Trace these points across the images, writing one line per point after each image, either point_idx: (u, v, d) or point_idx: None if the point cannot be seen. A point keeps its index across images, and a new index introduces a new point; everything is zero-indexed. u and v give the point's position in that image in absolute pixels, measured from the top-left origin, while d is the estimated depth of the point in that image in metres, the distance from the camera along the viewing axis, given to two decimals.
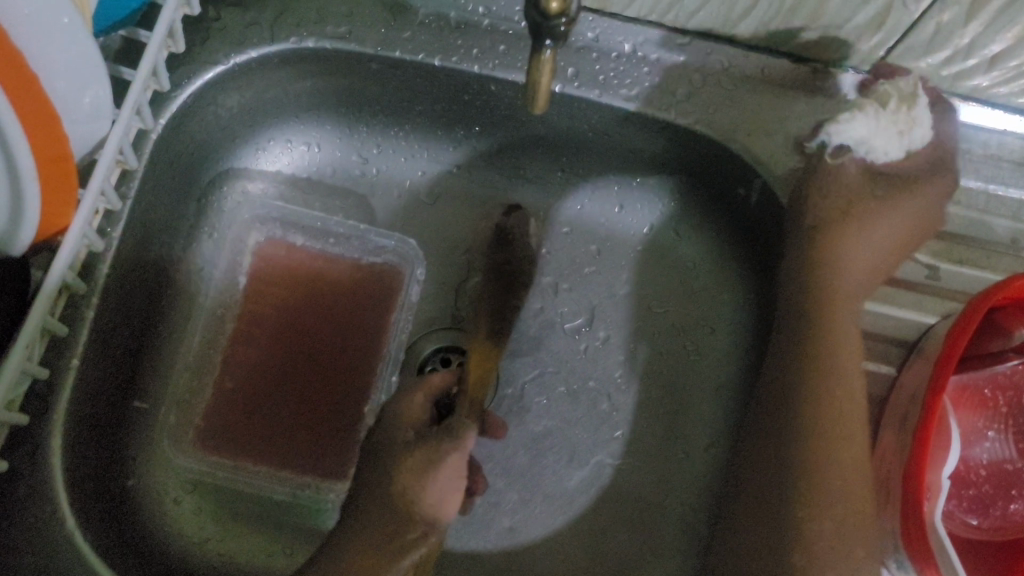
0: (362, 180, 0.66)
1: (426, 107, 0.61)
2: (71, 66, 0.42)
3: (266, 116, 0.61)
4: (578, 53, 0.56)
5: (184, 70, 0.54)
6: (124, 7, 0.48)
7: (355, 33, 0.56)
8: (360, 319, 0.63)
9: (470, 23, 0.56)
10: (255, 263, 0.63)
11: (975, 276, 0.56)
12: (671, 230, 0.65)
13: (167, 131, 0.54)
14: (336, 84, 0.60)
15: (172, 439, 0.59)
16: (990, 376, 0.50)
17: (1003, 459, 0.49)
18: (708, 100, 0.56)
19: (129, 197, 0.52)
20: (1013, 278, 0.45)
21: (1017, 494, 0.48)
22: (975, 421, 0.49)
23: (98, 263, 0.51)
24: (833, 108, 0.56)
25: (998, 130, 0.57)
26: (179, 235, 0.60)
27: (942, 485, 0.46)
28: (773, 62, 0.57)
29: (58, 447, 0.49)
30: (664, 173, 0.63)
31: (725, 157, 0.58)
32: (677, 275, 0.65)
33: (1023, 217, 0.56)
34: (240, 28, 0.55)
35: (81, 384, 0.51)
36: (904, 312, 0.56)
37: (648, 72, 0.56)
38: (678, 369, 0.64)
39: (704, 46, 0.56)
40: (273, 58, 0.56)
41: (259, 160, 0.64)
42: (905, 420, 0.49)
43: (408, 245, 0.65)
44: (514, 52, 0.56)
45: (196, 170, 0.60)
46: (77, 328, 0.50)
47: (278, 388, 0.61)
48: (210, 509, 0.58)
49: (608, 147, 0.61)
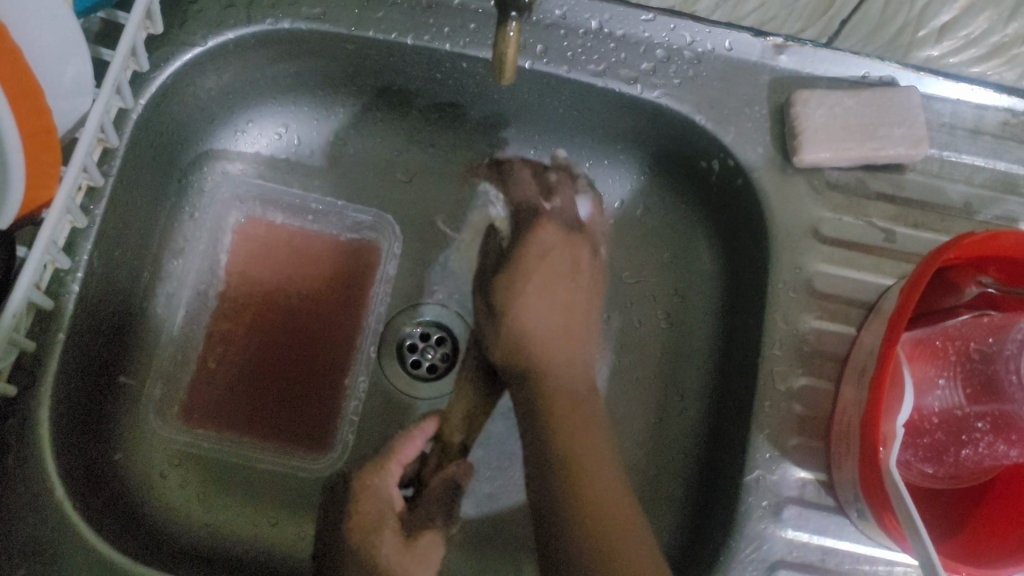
0: (340, 159, 0.67)
1: (400, 87, 0.63)
2: (51, 41, 0.43)
3: (244, 97, 0.63)
4: (547, 31, 0.58)
5: (164, 52, 0.55)
6: None
7: (329, 14, 0.57)
8: (340, 294, 0.65)
9: (442, 2, 0.58)
10: (235, 240, 0.65)
11: (931, 238, 0.58)
12: (644, 203, 0.67)
13: (147, 111, 0.55)
14: (313, 65, 0.61)
15: (158, 414, 0.61)
16: (941, 330, 0.51)
17: (955, 405, 0.48)
18: (672, 74, 0.58)
19: (111, 174, 0.53)
20: (962, 238, 0.46)
21: (969, 441, 0.48)
22: (928, 370, 0.50)
23: (81, 239, 0.52)
24: (792, 81, 0.59)
25: (953, 99, 0.59)
26: (161, 215, 0.61)
27: (897, 434, 0.47)
28: (736, 36, 0.59)
29: (44, 419, 0.50)
30: (631, 147, 0.65)
31: (691, 129, 0.59)
32: (648, 246, 0.67)
33: (975, 182, 0.59)
34: (217, 10, 0.56)
35: (67, 358, 0.52)
36: (861, 274, 0.57)
37: (615, 48, 0.58)
38: (651, 339, 0.65)
39: (668, 22, 0.58)
40: (249, 39, 0.57)
41: (238, 142, 0.65)
42: (864, 373, 0.51)
43: (385, 220, 0.67)
44: (484, 30, 0.58)
45: (176, 151, 0.61)
46: (62, 302, 0.51)
47: (260, 362, 0.63)
48: (196, 482, 0.60)
49: (578, 122, 0.63)
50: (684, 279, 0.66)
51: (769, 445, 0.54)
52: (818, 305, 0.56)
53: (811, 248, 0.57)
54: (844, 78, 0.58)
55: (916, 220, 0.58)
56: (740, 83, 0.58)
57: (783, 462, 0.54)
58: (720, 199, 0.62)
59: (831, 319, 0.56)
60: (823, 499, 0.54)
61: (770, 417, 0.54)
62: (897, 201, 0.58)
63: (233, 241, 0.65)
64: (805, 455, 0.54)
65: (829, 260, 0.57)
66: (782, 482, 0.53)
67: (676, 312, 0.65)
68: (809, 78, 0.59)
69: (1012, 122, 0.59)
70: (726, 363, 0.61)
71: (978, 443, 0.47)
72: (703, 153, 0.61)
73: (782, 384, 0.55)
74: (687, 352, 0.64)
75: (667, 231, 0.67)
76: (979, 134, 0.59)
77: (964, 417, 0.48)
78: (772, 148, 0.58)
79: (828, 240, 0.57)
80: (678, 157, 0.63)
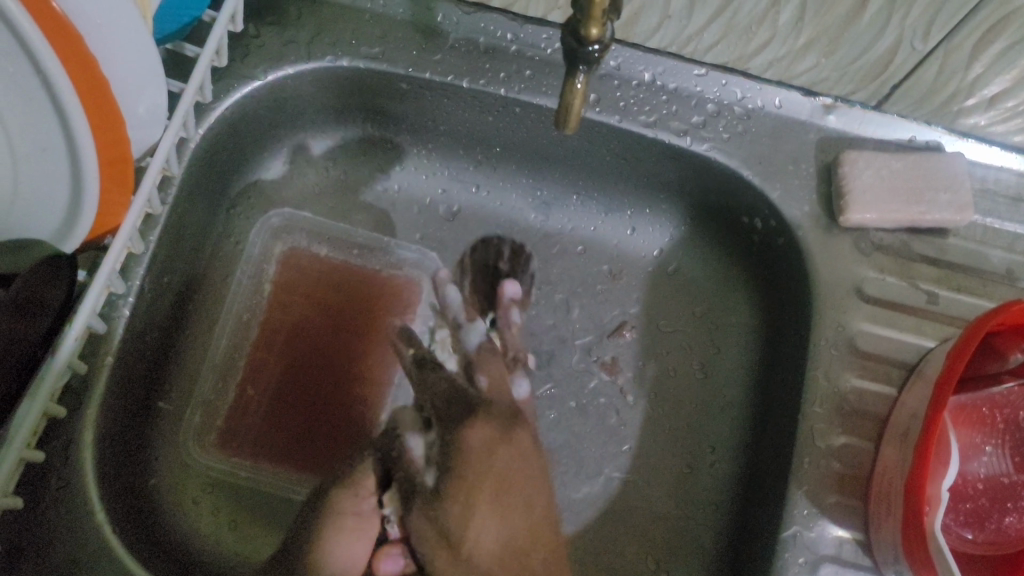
0: (384, 195, 0.68)
1: (449, 128, 0.64)
2: (136, 74, 0.44)
3: (294, 129, 0.64)
4: (600, 80, 0.59)
5: (225, 84, 0.56)
6: (175, 21, 0.50)
7: (387, 54, 0.58)
8: (380, 329, 0.65)
9: (498, 48, 0.59)
10: (279, 271, 0.65)
11: (972, 303, 0.58)
12: (682, 254, 0.68)
13: (205, 141, 0.56)
14: (364, 102, 0.62)
15: (196, 439, 0.61)
16: (987, 397, 0.52)
17: (1000, 473, 0.51)
18: (722, 129, 0.59)
19: (168, 202, 0.54)
20: (1009, 305, 0.47)
21: (1012, 508, 0.50)
22: (974, 437, 0.52)
23: (135, 264, 0.53)
24: (838, 143, 0.60)
25: (995, 166, 0.60)
26: (208, 243, 0.62)
27: (942, 498, 0.48)
28: (787, 95, 0.60)
29: (88, 441, 0.50)
30: (675, 197, 0.65)
31: (737, 182, 0.60)
32: (685, 299, 0.67)
33: (1016, 250, 0.59)
34: (278, 45, 0.58)
35: (115, 379, 0.53)
36: (904, 335, 0.57)
37: (666, 101, 0.59)
38: (685, 390, 0.65)
39: (720, 78, 0.59)
40: (308, 75, 0.58)
41: (287, 174, 0.66)
42: (906, 435, 0.51)
43: (428, 257, 0.67)
44: (539, 77, 0.59)
45: (228, 180, 0.62)
46: (113, 325, 0.52)
47: (298, 393, 0.63)
48: (229, 508, 0.60)
49: (622, 171, 0.64)
50: (720, 330, 0.66)
51: (807, 501, 0.54)
52: (860, 363, 0.56)
53: (854, 306, 0.57)
54: (892, 140, 0.60)
55: (958, 284, 0.59)
56: (787, 141, 0.59)
57: (821, 520, 0.53)
58: (761, 252, 0.63)
59: (872, 378, 0.56)
60: (860, 559, 0.53)
61: (810, 473, 0.54)
62: (940, 264, 0.59)
63: (278, 270, 0.65)
64: (843, 513, 0.54)
65: (871, 319, 0.57)
66: (820, 540, 0.53)
67: (711, 363, 0.66)
68: (857, 141, 0.60)
69: None
70: (764, 418, 0.61)
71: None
72: (748, 209, 0.61)
73: (822, 441, 0.55)
74: (721, 403, 0.64)
75: (703, 282, 0.67)
76: (1020, 202, 0.60)
77: (1010, 485, 0.51)
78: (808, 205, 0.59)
79: (872, 299, 0.58)
80: (720, 211, 0.64)
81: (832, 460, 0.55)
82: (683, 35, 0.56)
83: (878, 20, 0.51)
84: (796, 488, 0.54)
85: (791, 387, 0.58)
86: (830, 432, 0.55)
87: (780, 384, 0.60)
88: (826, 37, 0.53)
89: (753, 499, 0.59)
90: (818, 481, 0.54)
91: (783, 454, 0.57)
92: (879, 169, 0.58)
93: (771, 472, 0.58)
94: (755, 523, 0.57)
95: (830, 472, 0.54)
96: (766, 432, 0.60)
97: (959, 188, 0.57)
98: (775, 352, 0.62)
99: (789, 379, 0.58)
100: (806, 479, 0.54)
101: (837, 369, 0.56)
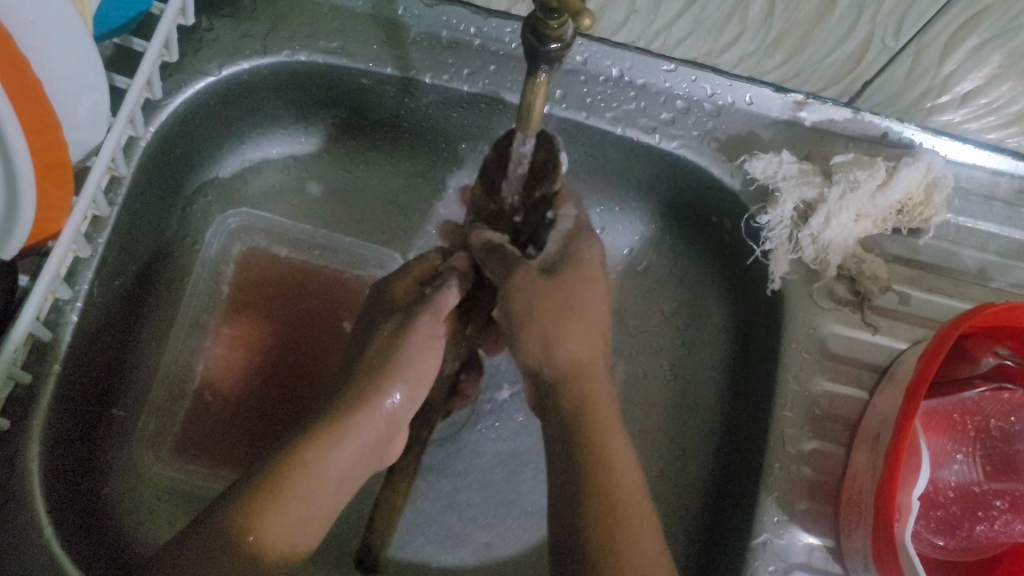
0: (347, 192, 0.66)
1: (412, 124, 0.62)
2: (75, 75, 0.42)
3: (250, 125, 0.61)
4: (567, 77, 0.57)
5: (177, 80, 0.54)
6: (122, 15, 0.48)
7: (347, 48, 0.56)
8: (341, 332, 0.64)
9: (462, 42, 0.57)
10: (237, 272, 0.64)
11: (944, 303, 0.57)
12: (652, 252, 0.66)
13: (156, 139, 0.54)
14: (322, 97, 0.60)
15: (151, 448, 0.59)
16: (958, 403, 0.52)
17: (970, 481, 0.50)
18: (692, 126, 0.58)
19: (117, 203, 0.51)
20: (982, 307, 0.46)
21: (983, 516, 0.49)
22: (944, 444, 0.51)
23: (83, 268, 0.50)
24: (814, 139, 0.58)
25: (968, 164, 0.59)
26: (162, 243, 0.60)
27: (912, 505, 0.47)
28: (757, 91, 0.58)
29: (36, 452, 0.48)
30: (646, 195, 0.64)
31: (706, 179, 0.59)
32: (656, 299, 0.66)
33: (989, 249, 0.59)
34: (233, 38, 0.55)
35: (63, 388, 0.50)
36: (877, 338, 0.56)
37: (634, 97, 0.57)
38: (655, 392, 0.64)
39: (690, 73, 0.57)
40: (264, 70, 0.56)
41: (246, 171, 0.64)
42: (877, 441, 0.50)
43: (391, 258, 0.65)
44: (504, 73, 0.57)
45: (181, 179, 0.60)
46: (60, 331, 0.49)
47: (256, 399, 0.61)
48: (186, 517, 0.58)
49: (590, 167, 0.63)
50: (692, 332, 0.65)
51: (778, 508, 0.53)
52: (831, 366, 0.56)
53: (824, 308, 0.56)
54: (867, 136, 0.58)
55: (930, 284, 0.58)
56: (759, 138, 0.58)
57: (790, 527, 0.52)
58: (728, 253, 0.62)
59: (843, 381, 0.55)
60: (831, 566, 0.52)
61: (780, 479, 0.53)
62: (912, 264, 0.58)
63: (236, 272, 0.64)
64: (813, 520, 0.53)
65: (842, 321, 0.56)
66: (790, 547, 0.52)
67: (682, 365, 0.64)
68: (831, 138, 0.58)
69: None
70: (734, 423, 0.60)
71: (995, 520, 0.48)
72: (718, 209, 0.60)
73: (793, 447, 0.54)
74: (692, 404, 0.63)
75: (671, 280, 0.66)
76: (994, 200, 0.59)
77: (981, 494, 0.49)
78: (761, 218, 0.57)
79: (843, 301, 0.57)
80: (691, 209, 0.63)
81: (804, 466, 0.54)
82: (651, 30, 0.55)
83: (849, 15, 0.49)
84: (766, 495, 0.53)
85: (760, 390, 0.57)
86: (799, 437, 0.54)
87: (749, 384, 0.59)
88: (796, 33, 0.52)
89: (720, 503, 0.58)
90: (787, 487, 0.53)
91: (753, 457, 0.56)
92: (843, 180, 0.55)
93: (740, 474, 0.57)
94: (724, 528, 0.56)
95: (801, 478, 0.53)
96: (735, 435, 0.59)
97: (933, 175, 0.56)
98: (744, 354, 0.61)
99: (759, 382, 0.57)
100: (777, 485, 0.53)
101: (805, 366, 0.55)
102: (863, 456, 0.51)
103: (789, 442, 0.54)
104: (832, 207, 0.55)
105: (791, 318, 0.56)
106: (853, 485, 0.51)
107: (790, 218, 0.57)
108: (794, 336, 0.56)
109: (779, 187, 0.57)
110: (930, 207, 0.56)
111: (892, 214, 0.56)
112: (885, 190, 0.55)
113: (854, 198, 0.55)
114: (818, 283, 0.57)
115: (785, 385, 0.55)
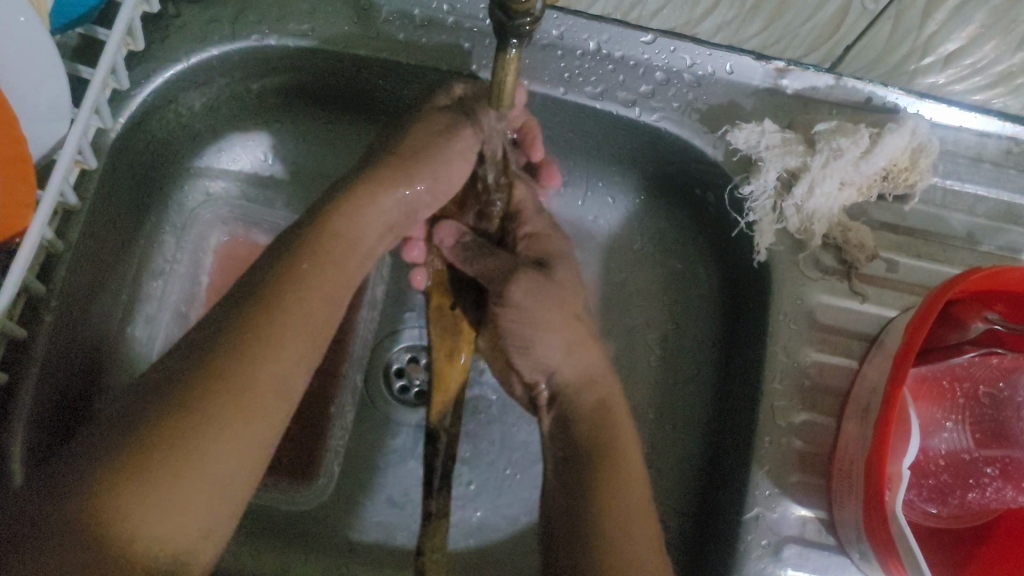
0: (326, 178, 0.65)
1: (387, 106, 0.61)
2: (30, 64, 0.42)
3: (222, 112, 0.60)
4: (543, 51, 0.56)
5: (144, 68, 0.53)
6: (80, 5, 0.46)
7: (317, 31, 0.55)
8: None
9: (434, 20, 0.55)
10: (217, 262, 0.64)
11: (932, 268, 0.57)
12: (637, 226, 0.66)
13: (126, 130, 0.53)
14: (293, 80, 0.59)
15: None
16: (946, 369, 0.51)
17: (961, 449, 0.49)
18: (672, 98, 0.57)
19: (88, 198, 0.50)
20: (972, 272, 0.45)
21: (975, 484, 0.49)
22: (934, 412, 0.50)
23: (58, 265, 0.48)
24: (798, 107, 0.57)
25: (953, 127, 0.57)
26: (139, 234, 0.59)
27: (903, 475, 0.47)
28: (738, 60, 0.57)
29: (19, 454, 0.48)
30: (628, 169, 0.63)
31: (687, 149, 0.58)
32: (645, 272, 0.65)
33: (978, 211, 0.58)
34: (201, 24, 0.54)
35: (41, 386, 0.49)
36: (866, 306, 0.56)
37: (613, 70, 0.56)
38: (644, 367, 0.64)
39: (669, 44, 0.56)
40: (235, 55, 0.55)
41: (222, 160, 0.63)
42: (867, 411, 0.50)
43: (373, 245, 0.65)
44: (479, 50, 0.56)
45: (155, 170, 0.59)
46: (36, 330, 0.48)
47: None
48: None
49: (569, 141, 0.62)
50: (679, 304, 0.64)
51: (769, 481, 0.52)
52: (819, 337, 0.55)
53: (810, 278, 0.56)
54: (847, 101, 0.57)
55: (918, 250, 0.57)
56: (742, 108, 0.57)
57: (783, 499, 0.52)
58: (711, 224, 0.62)
59: (832, 351, 0.55)
60: (825, 538, 0.52)
61: (770, 453, 0.53)
62: (899, 230, 0.57)
63: (215, 263, 0.64)
64: (805, 492, 0.52)
65: (830, 291, 0.56)
66: (782, 520, 0.52)
67: (670, 339, 0.64)
68: (814, 105, 0.57)
69: (1015, 151, 0.58)
70: (722, 396, 0.59)
71: (987, 487, 0.49)
72: (701, 181, 0.60)
73: (783, 419, 0.53)
74: (681, 379, 0.63)
75: (656, 253, 0.65)
76: (981, 161, 0.58)
77: (972, 461, 0.49)
78: (744, 189, 0.56)
79: (829, 270, 0.56)
80: (676, 182, 0.62)
81: (794, 438, 0.53)
82: None
83: None
84: (758, 469, 0.52)
85: (745, 362, 0.57)
86: (789, 409, 0.54)
87: (736, 356, 0.59)
88: None
89: (712, 475, 0.58)
90: (777, 459, 0.53)
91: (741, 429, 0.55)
92: (828, 147, 0.54)
93: (729, 448, 0.56)
94: (716, 500, 0.56)
95: (791, 450, 0.53)
96: (725, 407, 0.59)
97: (921, 137, 0.55)
98: (730, 325, 0.60)
99: (746, 355, 0.57)
100: (769, 459, 0.53)
101: (791, 337, 0.55)
102: (851, 430, 0.51)
103: (779, 415, 0.53)
104: (815, 175, 0.54)
105: (779, 289, 0.55)
106: (841, 459, 0.51)
107: (773, 187, 0.56)
108: (783, 307, 0.55)
109: (762, 156, 0.56)
110: (921, 170, 0.55)
111: (879, 179, 0.55)
112: (869, 155, 0.54)
113: (838, 165, 0.54)
114: (803, 251, 0.56)
115: (775, 358, 0.54)
